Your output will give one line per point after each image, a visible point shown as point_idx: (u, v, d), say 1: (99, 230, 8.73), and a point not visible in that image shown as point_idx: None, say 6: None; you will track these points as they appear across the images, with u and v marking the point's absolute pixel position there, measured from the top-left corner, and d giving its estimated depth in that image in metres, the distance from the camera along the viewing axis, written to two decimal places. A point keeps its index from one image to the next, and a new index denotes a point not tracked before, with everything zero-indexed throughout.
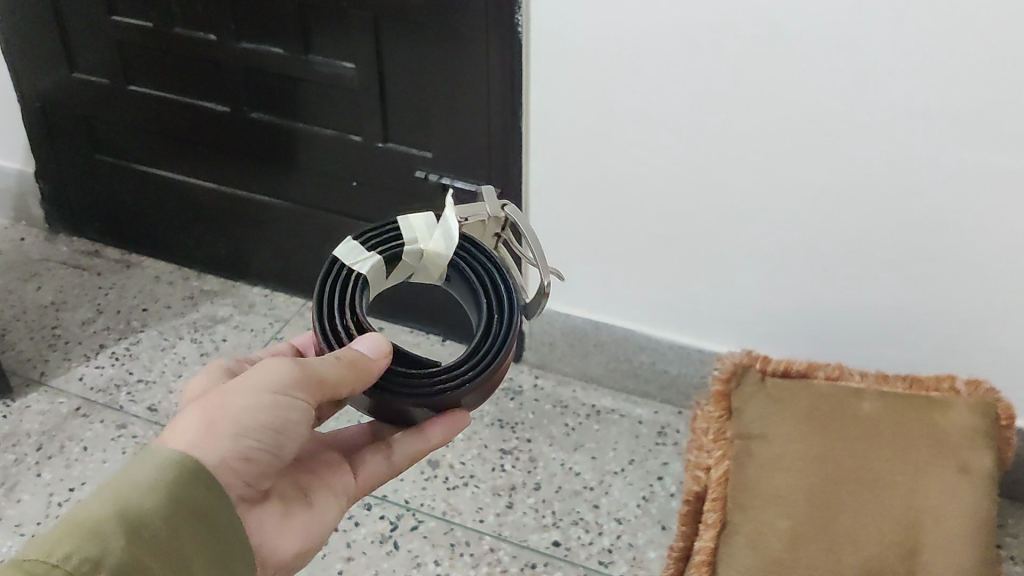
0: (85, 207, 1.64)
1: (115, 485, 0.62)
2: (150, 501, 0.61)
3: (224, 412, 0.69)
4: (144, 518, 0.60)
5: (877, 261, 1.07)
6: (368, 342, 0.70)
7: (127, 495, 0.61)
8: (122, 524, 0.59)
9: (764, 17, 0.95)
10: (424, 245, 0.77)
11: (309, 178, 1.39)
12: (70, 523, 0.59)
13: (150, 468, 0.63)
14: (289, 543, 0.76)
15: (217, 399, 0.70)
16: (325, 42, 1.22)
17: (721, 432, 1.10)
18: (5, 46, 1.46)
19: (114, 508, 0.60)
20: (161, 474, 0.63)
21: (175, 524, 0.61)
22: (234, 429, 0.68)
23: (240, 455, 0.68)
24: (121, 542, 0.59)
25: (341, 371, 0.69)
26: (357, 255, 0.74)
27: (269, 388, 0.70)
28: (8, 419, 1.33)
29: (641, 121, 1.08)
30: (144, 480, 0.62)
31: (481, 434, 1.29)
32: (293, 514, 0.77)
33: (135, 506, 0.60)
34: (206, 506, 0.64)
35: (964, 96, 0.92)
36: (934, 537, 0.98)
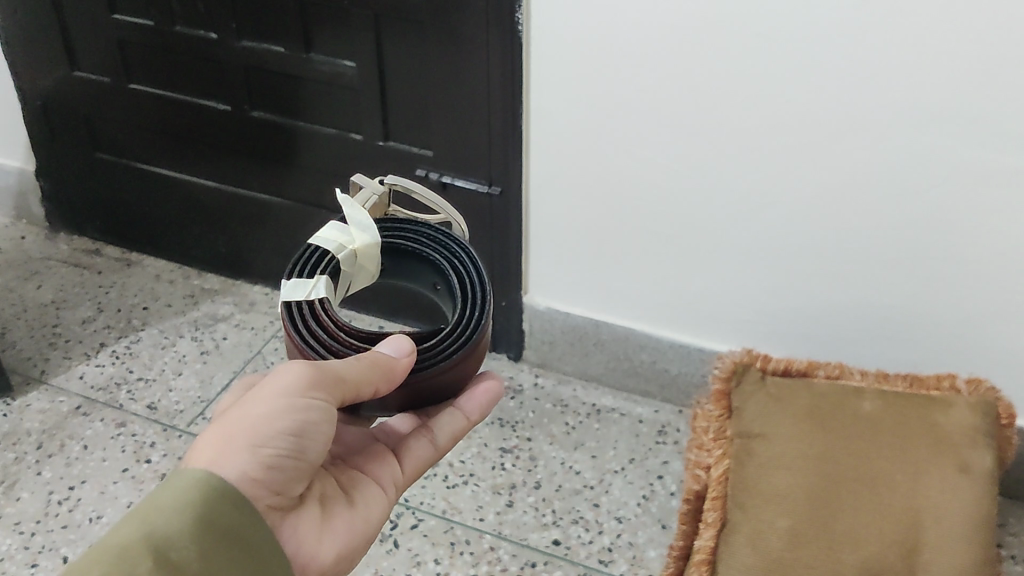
0: (86, 205, 1.64)
1: (143, 509, 0.63)
2: (176, 522, 0.62)
3: (241, 428, 0.69)
4: (170, 540, 0.61)
5: (877, 260, 1.07)
6: (389, 345, 0.71)
7: (153, 518, 0.62)
8: (149, 547, 0.60)
9: (764, 16, 0.95)
10: (352, 246, 0.75)
11: (309, 177, 1.39)
12: (99, 550, 0.60)
13: (176, 490, 0.64)
14: (332, 545, 0.74)
15: (234, 416, 0.70)
16: (326, 41, 1.22)
17: (721, 431, 1.10)
18: (6, 44, 1.46)
19: (141, 531, 0.61)
20: (187, 496, 0.63)
21: (203, 543, 0.62)
22: (251, 441, 0.68)
23: (262, 463, 0.68)
24: (147, 565, 0.59)
25: (366, 371, 0.69)
26: (309, 286, 0.74)
27: (285, 392, 0.69)
28: (8, 417, 1.33)
29: (641, 120, 1.08)
30: (170, 502, 0.63)
31: (481, 433, 1.29)
32: (334, 516, 0.76)
33: (161, 529, 0.61)
34: (234, 525, 0.64)
35: (964, 95, 0.92)
36: (934, 535, 0.98)
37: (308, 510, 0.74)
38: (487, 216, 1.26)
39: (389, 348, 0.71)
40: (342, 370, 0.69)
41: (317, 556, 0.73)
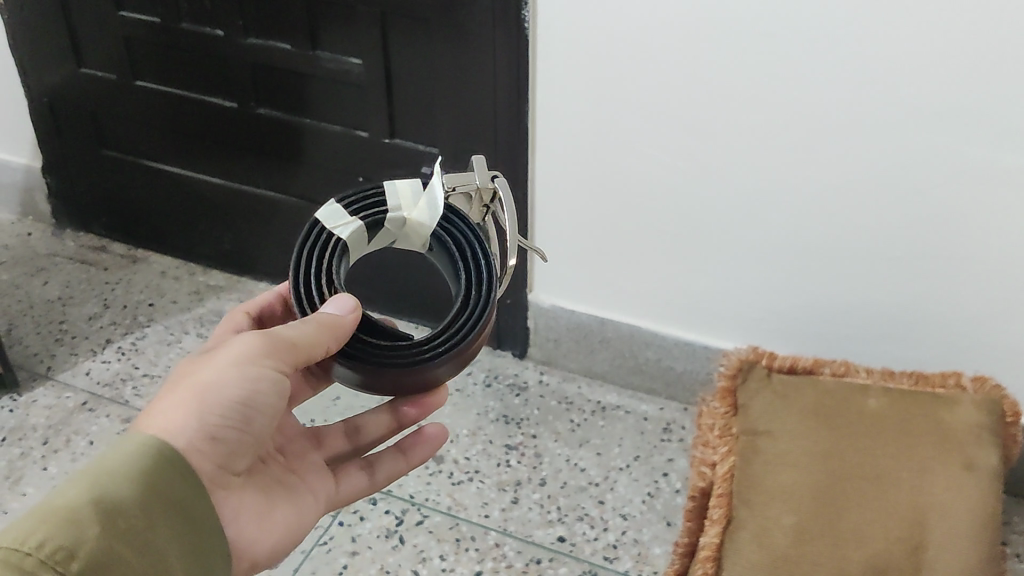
0: (92, 202, 1.64)
1: (91, 471, 0.62)
2: (125, 488, 0.61)
3: (191, 394, 0.68)
4: (118, 506, 0.60)
5: (884, 257, 1.07)
6: (335, 303, 0.67)
7: (101, 482, 0.61)
8: (96, 511, 0.59)
9: (771, 15, 0.95)
10: (407, 213, 0.72)
11: (315, 174, 1.39)
12: (44, 509, 0.59)
13: (124, 455, 0.63)
14: (265, 533, 0.75)
15: (186, 382, 0.70)
16: (332, 38, 1.23)
17: (727, 428, 1.10)
18: (14, 41, 1.47)
19: (90, 494, 0.60)
20: (136, 462, 0.63)
21: (150, 512, 0.61)
22: (199, 409, 0.68)
23: (207, 435, 0.68)
24: (94, 530, 0.58)
25: (308, 334, 0.65)
26: (340, 219, 0.70)
27: (237, 362, 0.69)
28: (15, 413, 1.33)
29: (649, 117, 1.08)
30: (120, 467, 0.62)
31: (487, 430, 1.30)
32: (276, 505, 0.77)
33: (110, 494, 0.60)
34: (181, 495, 0.64)
35: (972, 93, 0.92)
36: (940, 533, 0.98)
37: (248, 493, 0.75)
38: None
39: (332, 308, 0.66)
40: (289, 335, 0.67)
41: (253, 539, 0.74)
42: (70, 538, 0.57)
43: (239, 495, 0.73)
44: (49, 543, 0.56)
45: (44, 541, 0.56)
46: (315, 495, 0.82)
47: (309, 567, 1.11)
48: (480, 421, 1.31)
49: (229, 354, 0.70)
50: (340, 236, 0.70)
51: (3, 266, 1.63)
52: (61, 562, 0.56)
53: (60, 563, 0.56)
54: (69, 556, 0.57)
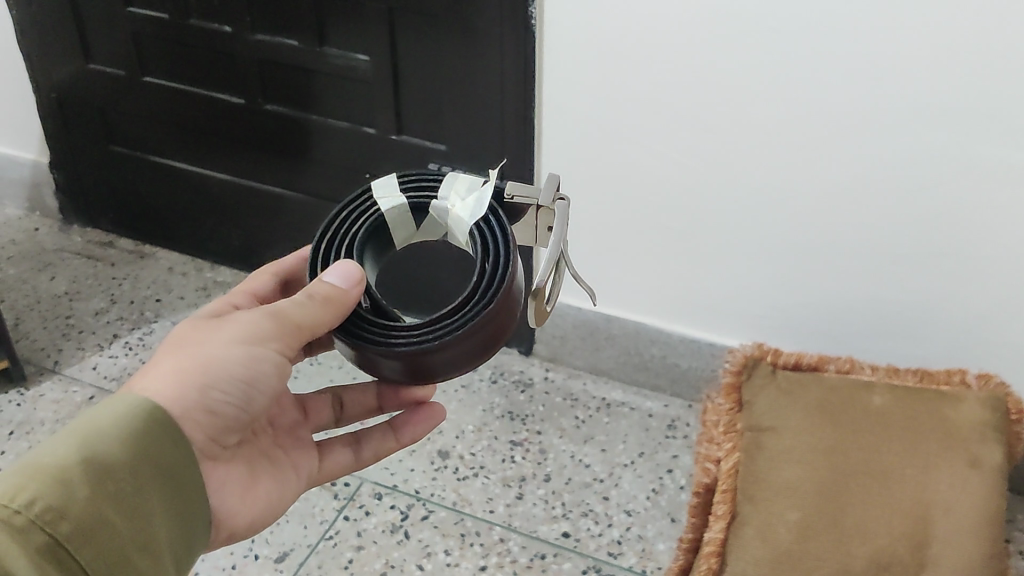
0: (100, 198, 1.65)
1: (81, 428, 0.60)
2: (116, 450, 0.59)
3: (193, 363, 0.67)
4: (109, 467, 0.59)
5: (889, 255, 1.07)
6: (338, 272, 0.65)
7: (92, 442, 0.59)
8: (86, 472, 0.58)
9: (776, 13, 0.96)
10: (452, 206, 0.67)
11: (322, 170, 1.39)
12: (32, 466, 0.57)
13: (118, 414, 0.61)
14: (249, 510, 0.76)
15: (189, 349, 0.68)
16: (340, 34, 1.23)
17: (732, 425, 1.11)
18: (23, 37, 1.48)
19: (80, 454, 0.58)
20: (129, 423, 0.61)
21: (139, 476, 0.60)
22: (201, 381, 0.67)
23: (204, 407, 0.67)
24: (84, 492, 0.57)
25: (316, 311, 0.64)
26: (387, 191, 0.69)
27: (243, 339, 0.68)
28: (22, 406, 1.33)
29: (656, 114, 1.09)
30: (112, 427, 0.60)
31: (492, 426, 1.30)
32: (260, 483, 0.77)
33: (101, 454, 0.59)
34: (171, 460, 0.63)
35: (977, 91, 0.93)
36: (944, 529, 0.99)
37: (234, 470, 0.75)
38: None
39: (336, 276, 0.64)
40: (298, 313, 0.66)
41: (235, 514, 0.74)
42: (59, 499, 0.56)
43: (225, 469, 0.74)
44: (38, 502, 0.55)
45: (33, 500, 0.55)
46: (297, 474, 0.82)
47: (315, 561, 1.11)
48: (485, 418, 1.32)
49: (236, 329, 0.69)
50: (381, 207, 0.69)
51: (11, 261, 1.64)
52: (49, 524, 0.55)
53: (48, 524, 0.55)
54: (58, 518, 0.55)
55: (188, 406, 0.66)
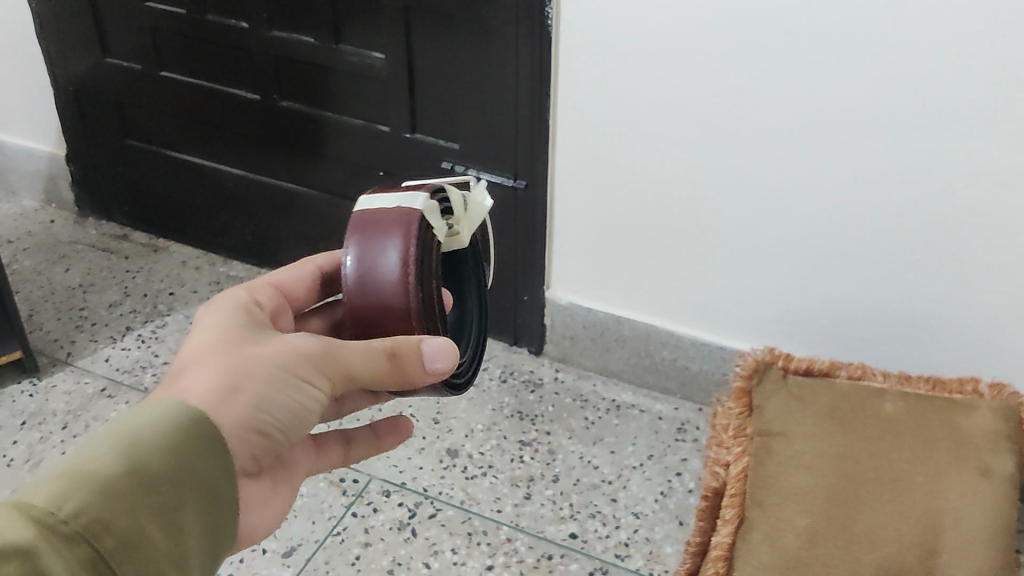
0: (116, 190, 1.66)
1: (124, 435, 0.53)
2: (166, 463, 0.53)
3: (249, 380, 0.61)
4: (156, 479, 0.52)
5: (904, 261, 1.06)
6: (434, 349, 0.68)
7: (138, 449, 0.52)
8: (133, 482, 0.51)
9: (794, 16, 0.96)
10: (461, 225, 0.83)
11: (337, 167, 1.39)
12: (75, 469, 0.50)
13: (164, 423, 0.54)
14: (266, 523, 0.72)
15: (243, 367, 0.61)
16: (357, 32, 1.24)
17: (741, 429, 1.10)
18: (41, 30, 1.49)
19: (126, 462, 0.51)
20: (176, 433, 0.54)
21: (181, 491, 0.53)
22: (257, 402, 0.61)
23: (257, 429, 0.62)
24: (128, 504, 0.50)
25: (381, 370, 0.67)
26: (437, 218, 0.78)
27: (295, 369, 0.64)
28: (35, 397, 1.34)
29: (672, 114, 1.08)
30: (157, 434, 0.54)
31: (501, 426, 1.30)
32: (280, 489, 0.74)
33: (147, 463, 0.52)
34: (212, 478, 0.55)
35: (999, 97, 0.92)
36: (954, 538, 0.97)
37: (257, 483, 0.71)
38: (512, 208, 1.26)
39: (434, 354, 0.68)
40: (356, 364, 0.66)
41: (261, 527, 0.71)
42: (105, 509, 0.49)
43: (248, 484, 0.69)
44: (84, 512, 0.48)
45: (79, 510, 0.48)
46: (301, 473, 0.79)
47: (322, 557, 1.11)
48: (494, 417, 1.32)
49: (290, 355, 0.64)
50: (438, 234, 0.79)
51: (26, 252, 1.64)
52: (94, 534, 0.48)
53: (93, 535, 0.48)
54: (105, 530, 0.48)
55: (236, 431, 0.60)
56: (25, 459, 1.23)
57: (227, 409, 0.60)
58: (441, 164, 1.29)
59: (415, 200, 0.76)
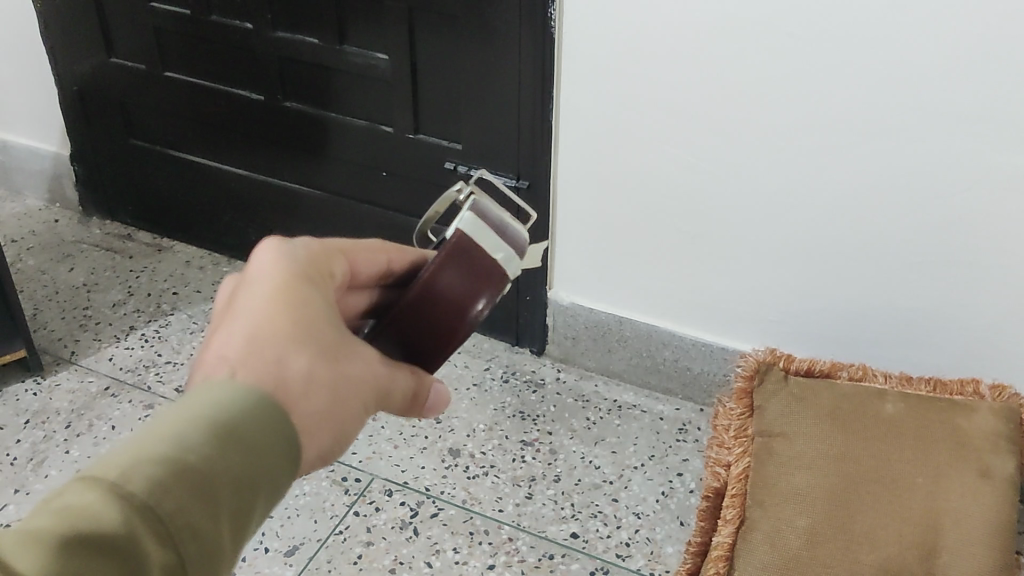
0: (120, 190, 1.66)
1: (222, 420, 0.45)
2: (258, 465, 0.45)
3: (341, 408, 0.55)
4: (246, 481, 0.44)
5: (905, 262, 1.07)
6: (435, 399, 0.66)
7: (236, 443, 0.44)
8: (226, 482, 0.43)
9: (794, 17, 0.96)
10: None
11: (340, 167, 1.40)
12: (170, 450, 0.42)
13: (258, 417, 0.47)
14: None
15: (340, 391, 0.55)
16: (360, 33, 1.24)
17: (743, 430, 1.11)
18: (46, 30, 1.50)
19: (223, 458, 0.44)
20: (267, 429, 0.47)
21: (262, 499, 0.46)
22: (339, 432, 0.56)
23: (324, 457, 0.56)
24: (217, 506, 0.43)
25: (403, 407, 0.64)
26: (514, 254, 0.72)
27: (370, 397, 0.59)
28: (38, 396, 1.34)
29: (675, 115, 1.09)
30: (251, 425, 0.46)
31: (503, 426, 1.31)
32: None
33: (242, 463, 0.44)
34: (288, 488, 0.48)
35: (1001, 99, 0.92)
36: (954, 538, 0.98)
37: None
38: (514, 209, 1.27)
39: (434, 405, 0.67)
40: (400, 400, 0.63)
41: None
42: (197, 511, 0.42)
43: None
44: (177, 513, 0.41)
45: (173, 509, 0.41)
46: None
47: (324, 556, 1.12)
48: (496, 417, 1.32)
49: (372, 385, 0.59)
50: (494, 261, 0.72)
51: (31, 251, 1.65)
52: (180, 539, 0.41)
53: (182, 539, 0.41)
54: (192, 535, 0.41)
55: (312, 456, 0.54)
56: (28, 458, 1.24)
57: (315, 432, 0.53)
58: (444, 164, 1.29)
59: (512, 264, 0.63)
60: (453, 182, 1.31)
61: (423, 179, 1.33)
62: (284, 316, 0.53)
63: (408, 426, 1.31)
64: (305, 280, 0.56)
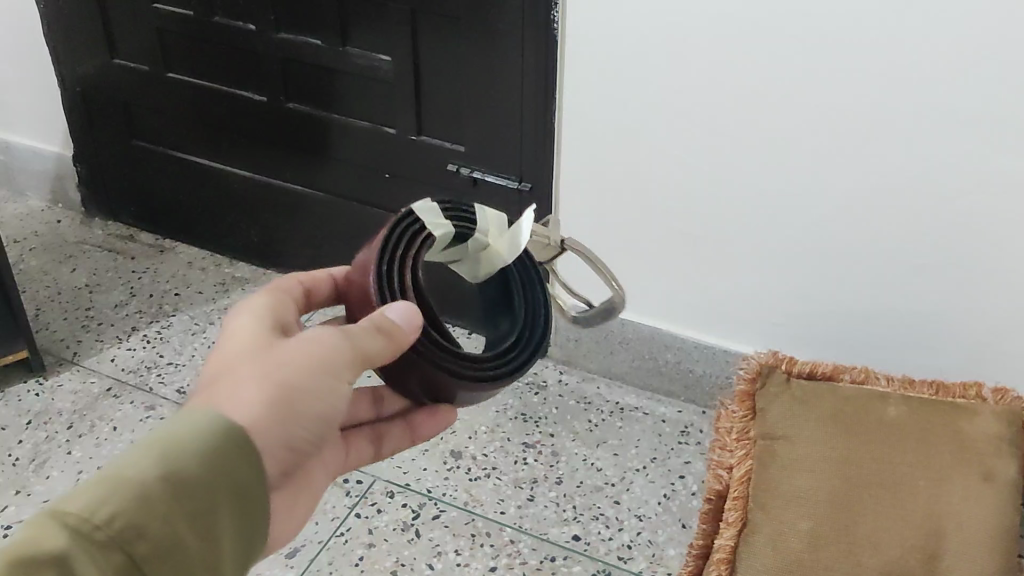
0: (123, 191, 1.66)
1: (163, 439, 0.50)
2: (206, 471, 0.50)
3: (285, 388, 0.59)
4: (190, 484, 0.49)
5: (906, 266, 1.07)
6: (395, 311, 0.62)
7: (174, 452, 0.49)
8: (170, 488, 0.48)
9: (797, 21, 0.96)
10: (489, 240, 0.73)
11: (343, 169, 1.40)
12: (114, 473, 0.48)
13: (198, 426, 0.51)
14: (286, 532, 0.70)
15: (273, 374, 0.59)
16: (363, 35, 1.24)
17: (744, 432, 1.11)
18: (49, 31, 1.50)
19: (161, 468, 0.49)
20: (209, 445, 0.51)
21: (215, 498, 0.50)
22: (292, 408, 0.59)
23: (287, 440, 0.59)
24: (161, 507, 0.47)
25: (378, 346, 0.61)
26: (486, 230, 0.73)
27: (329, 371, 0.61)
28: (41, 397, 1.34)
29: (677, 119, 1.09)
30: (195, 442, 0.50)
31: (505, 428, 1.31)
32: (301, 499, 0.70)
33: (180, 470, 0.49)
34: (248, 484, 0.52)
35: (1005, 102, 0.92)
36: (956, 543, 0.98)
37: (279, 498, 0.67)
38: (517, 211, 1.27)
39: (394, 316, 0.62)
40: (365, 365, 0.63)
41: (281, 537, 0.70)
42: (139, 514, 0.47)
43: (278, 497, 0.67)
44: (118, 518, 0.46)
45: (113, 515, 0.46)
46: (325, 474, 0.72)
47: (326, 558, 1.12)
48: (498, 419, 1.32)
49: (318, 358, 0.61)
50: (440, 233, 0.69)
51: (33, 252, 1.65)
52: (128, 543, 0.46)
53: (128, 542, 0.46)
54: (139, 536, 0.46)
55: (273, 445, 0.57)
56: (31, 458, 1.24)
57: (265, 425, 0.57)
58: (447, 166, 1.29)
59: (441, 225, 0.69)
60: (456, 184, 1.31)
61: (425, 181, 1.33)
62: (231, 343, 0.61)
63: None
64: (257, 316, 0.64)
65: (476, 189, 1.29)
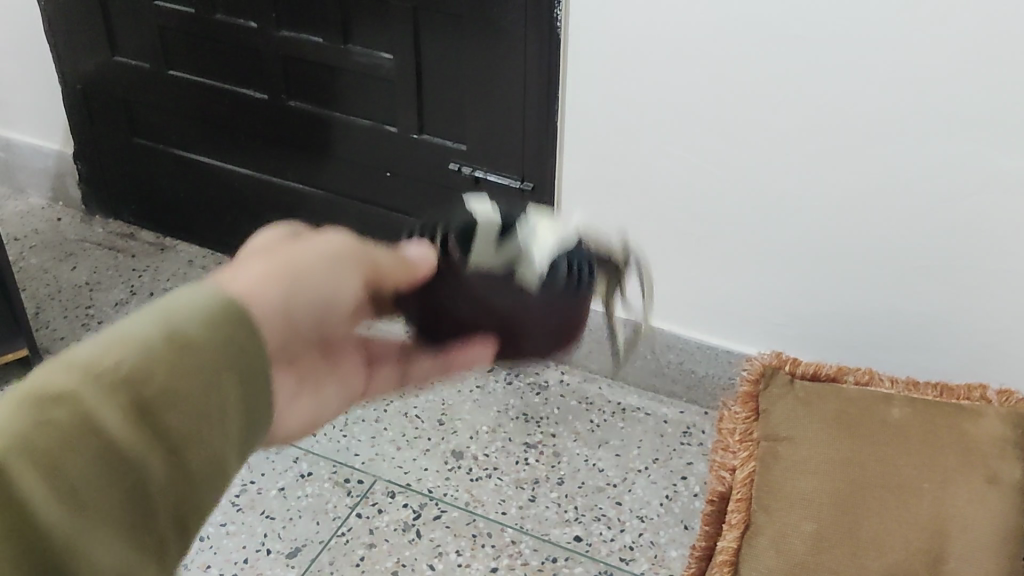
0: (123, 189, 1.66)
1: (161, 311, 0.41)
2: (207, 354, 0.41)
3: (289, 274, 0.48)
4: (182, 360, 0.40)
5: (910, 266, 1.06)
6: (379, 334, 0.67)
7: (171, 325, 0.40)
8: (157, 368, 0.39)
9: (802, 20, 0.95)
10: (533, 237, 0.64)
11: (345, 167, 1.40)
12: (71, 371, 0.37)
13: (201, 297, 0.42)
14: (298, 416, 0.57)
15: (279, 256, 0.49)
16: (365, 33, 1.24)
17: (748, 434, 1.10)
18: (50, 29, 1.49)
19: (153, 340, 0.40)
20: (212, 334, 0.41)
21: (212, 387, 0.41)
22: (291, 294, 0.47)
23: (285, 324, 0.47)
24: (141, 394, 0.38)
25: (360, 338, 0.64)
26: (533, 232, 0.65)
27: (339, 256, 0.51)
28: None
29: (681, 119, 1.08)
30: (197, 324, 0.41)
31: (507, 428, 1.30)
32: (323, 384, 0.58)
33: (174, 342, 0.40)
34: (254, 378, 0.43)
35: (1011, 102, 0.91)
36: (960, 545, 0.96)
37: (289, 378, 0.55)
38: None
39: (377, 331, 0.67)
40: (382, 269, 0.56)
41: (288, 423, 0.56)
42: (113, 394, 0.37)
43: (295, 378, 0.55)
44: (87, 398, 0.37)
45: (81, 394, 0.37)
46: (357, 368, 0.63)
47: (327, 558, 1.11)
48: (500, 419, 1.32)
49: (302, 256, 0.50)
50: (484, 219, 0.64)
51: (34, 250, 1.65)
52: (93, 427, 0.37)
53: (95, 425, 0.37)
54: (106, 423, 0.37)
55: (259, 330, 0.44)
56: None
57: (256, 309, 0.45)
58: (449, 164, 1.29)
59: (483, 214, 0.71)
60: (459, 183, 1.30)
61: (427, 180, 1.33)
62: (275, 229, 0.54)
63: (410, 428, 1.30)
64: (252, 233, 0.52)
65: (479, 188, 1.28)
